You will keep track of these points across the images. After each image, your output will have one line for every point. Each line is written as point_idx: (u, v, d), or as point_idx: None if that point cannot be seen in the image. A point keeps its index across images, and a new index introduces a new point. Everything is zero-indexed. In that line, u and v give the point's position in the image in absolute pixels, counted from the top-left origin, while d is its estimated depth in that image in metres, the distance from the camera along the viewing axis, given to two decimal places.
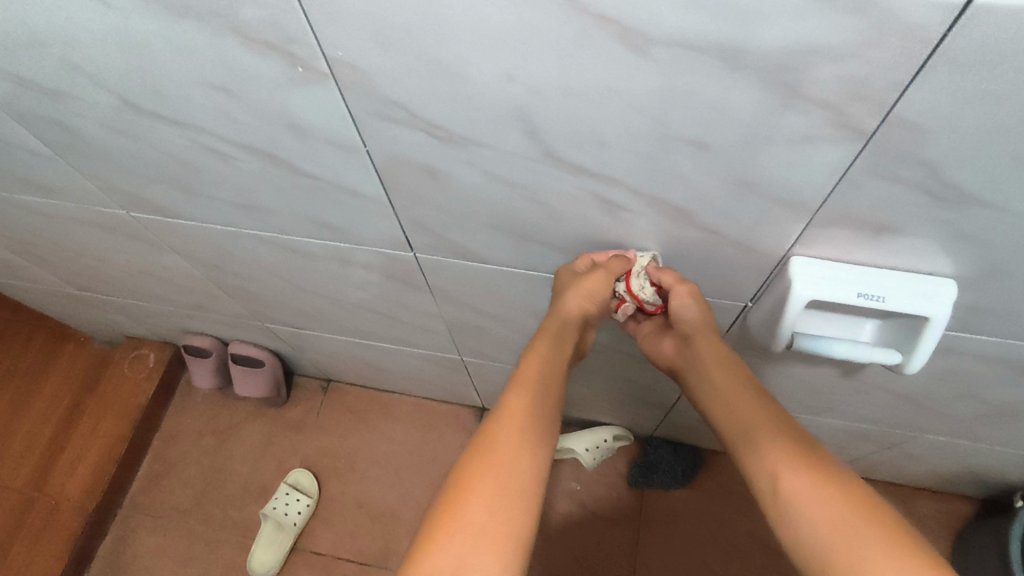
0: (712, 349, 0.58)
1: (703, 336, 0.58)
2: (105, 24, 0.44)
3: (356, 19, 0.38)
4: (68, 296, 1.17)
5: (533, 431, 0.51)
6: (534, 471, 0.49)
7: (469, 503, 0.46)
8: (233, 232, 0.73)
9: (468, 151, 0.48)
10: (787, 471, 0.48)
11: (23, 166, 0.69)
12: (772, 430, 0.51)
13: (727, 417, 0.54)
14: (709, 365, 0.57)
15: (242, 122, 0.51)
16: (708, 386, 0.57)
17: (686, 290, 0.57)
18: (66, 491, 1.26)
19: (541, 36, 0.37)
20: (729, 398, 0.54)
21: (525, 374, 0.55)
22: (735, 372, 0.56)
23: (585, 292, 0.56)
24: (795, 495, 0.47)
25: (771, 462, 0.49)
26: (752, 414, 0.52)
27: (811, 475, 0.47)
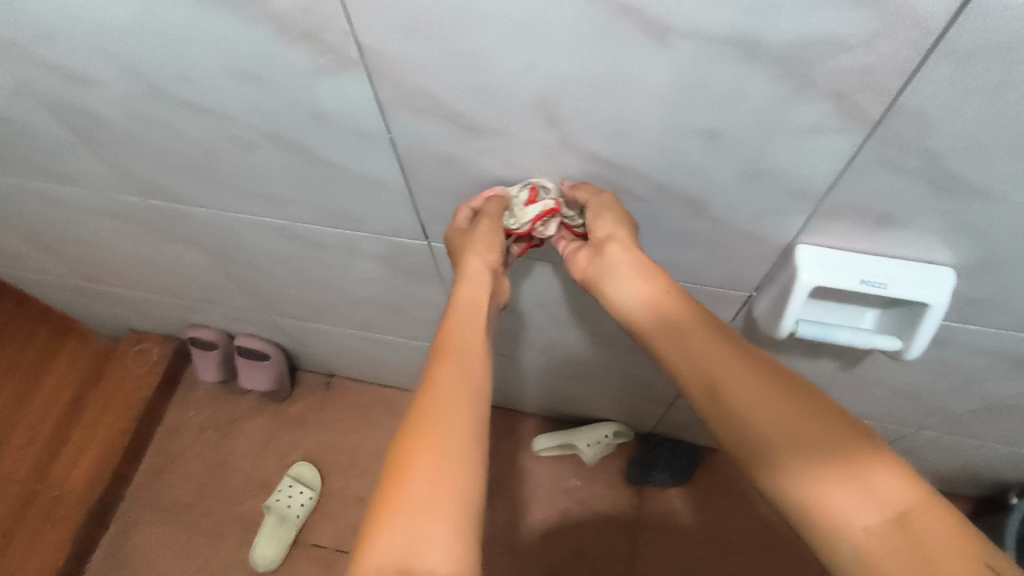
0: (627, 257, 0.51)
1: (619, 242, 0.51)
2: (143, 13, 0.46)
3: (392, 9, 0.40)
4: (76, 289, 1.19)
5: (467, 390, 0.47)
6: (473, 429, 0.45)
7: (411, 477, 0.41)
8: (250, 222, 0.75)
9: (488, 140, 0.50)
10: (725, 380, 0.43)
11: (44, 154, 0.70)
12: (706, 339, 0.45)
13: (656, 327, 0.48)
14: (622, 272, 0.51)
15: (268, 110, 0.53)
16: (628, 295, 0.51)
17: (604, 202, 0.52)
18: (69, 483, 1.27)
19: (569, 25, 0.38)
20: (653, 311, 0.49)
21: (450, 336, 0.51)
22: (657, 283, 0.50)
23: (480, 248, 0.55)
24: (737, 405, 0.42)
25: (706, 373, 0.44)
26: (683, 323, 0.47)
27: (751, 380, 0.42)
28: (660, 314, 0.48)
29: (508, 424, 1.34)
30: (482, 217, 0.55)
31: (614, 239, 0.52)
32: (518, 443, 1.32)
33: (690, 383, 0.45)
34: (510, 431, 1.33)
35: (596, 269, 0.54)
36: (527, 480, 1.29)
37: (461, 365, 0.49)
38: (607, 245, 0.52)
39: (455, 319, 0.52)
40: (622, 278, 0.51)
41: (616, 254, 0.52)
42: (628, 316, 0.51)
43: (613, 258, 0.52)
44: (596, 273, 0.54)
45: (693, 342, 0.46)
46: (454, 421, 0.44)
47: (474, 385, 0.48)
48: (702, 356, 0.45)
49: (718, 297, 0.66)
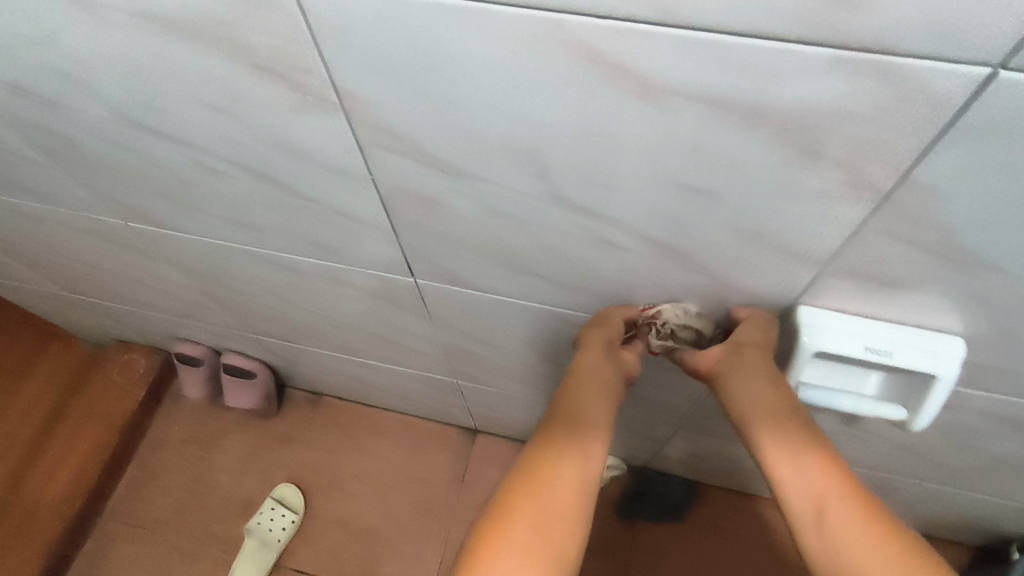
0: (762, 364, 0.50)
1: (760, 348, 0.51)
2: (109, 41, 0.43)
3: (366, 54, 0.37)
4: (61, 298, 1.16)
5: (580, 462, 0.49)
6: (579, 501, 0.47)
7: (513, 527, 0.44)
8: (230, 248, 0.72)
9: (474, 184, 0.47)
10: (836, 511, 0.43)
11: (20, 171, 0.68)
12: (830, 466, 0.45)
13: (769, 438, 0.48)
14: (751, 378, 0.50)
15: (245, 141, 0.50)
16: (745, 398, 0.50)
17: (763, 322, 0.52)
18: (45, 496, 1.23)
19: (557, 80, 0.36)
20: (770, 420, 0.48)
21: (577, 406, 0.52)
22: (784, 398, 0.49)
23: (606, 328, 0.56)
24: (846, 543, 0.42)
25: (823, 498, 0.44)
26: (803, 440, 0.47)
27: (869, 523, 0.43)
28: (779, 425, 0.48)
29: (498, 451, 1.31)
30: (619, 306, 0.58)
31: (753, 343, 0.51)
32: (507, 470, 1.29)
33: (795, 503, 0.45)
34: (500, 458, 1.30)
35: (720, 366, 0.52)
36: None
37: (570, 433, 0.50)
38: (745, 346, 0.51)
39: (572, 386, 0.53)
40: (741, 381, 0.50)
41: (751, 358, 0.50)
42: (742, 419, 0.50)
43: (741, 360, 0.51)
44: (724, 368, 0.52)
45: (820, 454, 0.46)
46: (564, 487, 0.47)
47: (587, 457, 0.49)
48: (821, 482, 0.45)
49: None
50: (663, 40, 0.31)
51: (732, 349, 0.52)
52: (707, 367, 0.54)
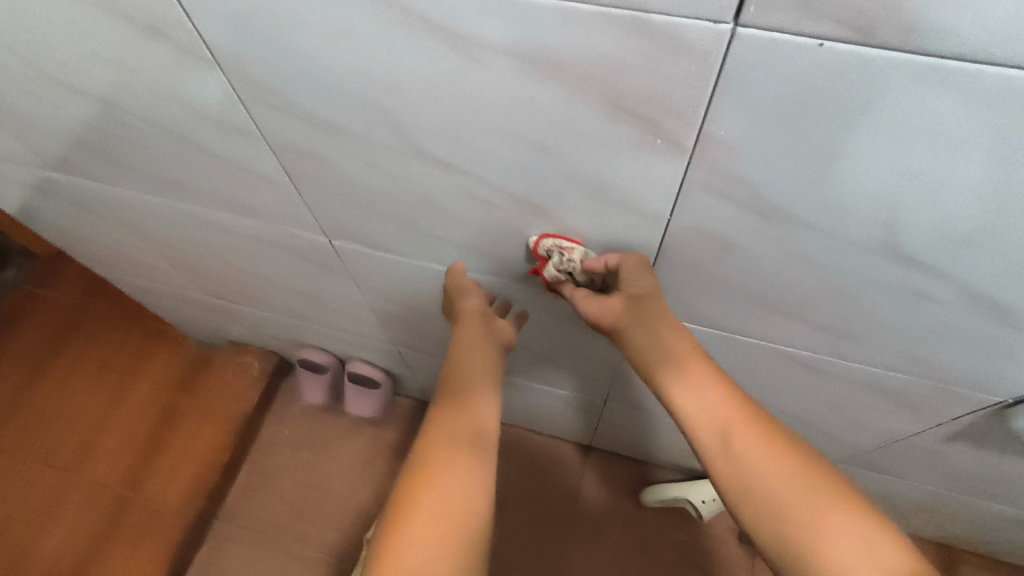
0: (660, 315, 0.53)
1: (657, 299, 0.53)
2: (448, 78, 0.41)
3: (767, 104, 0.35)
4: (195, 301, 1.16)
5: (462, 426, 0.53)
6: (479, 463, 0.50)
7: (416, 497, 0.47)
8: (433, 271, 0.71)
9: (793, 232, 0.45)
10: (737, 432, 0.48)
11: (238, 189, 0.66)
12: (713, 395, 0.50)
13: (670, 380, 0.51)
14: (653, 329, 0.53)
15: (541, 179, 0.48)
16: (652, 353, 0.53)
17: (641, 265, 0.53)
18: (167, 496, 1.25)
19: (996, 140, 0.33)
20: (671, 365, 0.52)
21: (461, 371, 0.57)
22: (677, 347, 0.52)
23: (473, 316, 0.62)
24: (747, 457, 0.47)
25: (728, 438, 0.48)
26: (695, 375, 0.51)
27: (770, 449, 0.47)
28: (676, 367, 0.51)
29: (612, 468, 1.30)
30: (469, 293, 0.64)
31: (648, 292, 0.53)
32: (618, 488, 1.28)
33: (698, 431, 0.49)
34: (613, 476, 1.30)
35: (619, 317, 0.55)
36: (631, 530, 1.25)
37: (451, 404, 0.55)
38: (644, 300, 0.53)
39: (464, 356, 0.59)
40: (641, 331, 0.53)
41: (649, 311, 0.53)
42: (643, 364, 0.53)
43: (645, 312, 0.53)
44: (625, 319, 0.54)
45: (713, 404, 0.49)
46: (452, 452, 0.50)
47: (478, 417, 0.54)
48: (711, 412, 0.49)
49: (957, 396, 0.61)
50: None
51: (631, 303, 0.53)
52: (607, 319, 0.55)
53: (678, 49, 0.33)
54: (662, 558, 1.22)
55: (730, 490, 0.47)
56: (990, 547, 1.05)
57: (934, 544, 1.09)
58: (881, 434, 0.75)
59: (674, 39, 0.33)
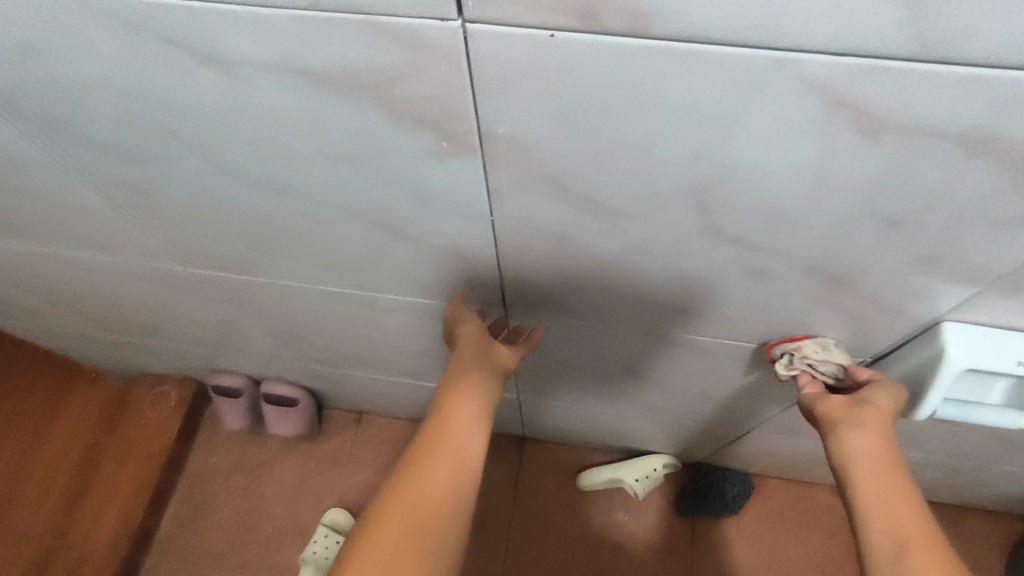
0: (881, 425, 0.49)
1: (884, 414, 0.50)
2: (220, 97, 0.38)
3: (533, 100, 0.34)
4: (94, 338, 1.11)
5: (457, 458, 0.50)
6: (460, 494, 0.48)
7: (387, 520, 0.45)
8: (305, 289, 0.69)
9: (618, 222, 0.44)
10: (919, 551, 0.41)
11: (78, 225, 0.63)
12: (909, 513, 0.44)
13: (864, 487, 0.46)
14: (865, 435, 0.48)
15: (362, 191, 0.46)
16: (854, 452, 0.48)
17: (888, 386, 0.53)
18: (92, 541, 1.20)
19: (766, 120, 0.32)
20: (868, 474, 0.46)
21: (453, 395, 0.54)
22: (887, 453, 0.48)
23: (470, 343, 0.59)
24: (921, 573, 0.40)
25: (902, 540, 0.42)
26: (892, 491, 0.45)
27: (941, 565, 0.41)
28: (875, 476, 0.46)
29: (551, 456, 1.30)
30: (471, 318, 0.61)
31: (877, 406, 0.51)
32: (559, 475, 1.28)
33: (877, 543, 0.43)
34: (553, 464, 1.29)
35: (832, 414, 0.51)
36: (573, 514, 1.25)
37: (450, 432, 0.51)
38: (868, 404, 0.51)
39: (459, 376, 0.56)
40: (853, 433, 0.49)
41: (870, 416, 0.50)
42: (841, 470, 0.48)
43: (864, 415, 0.50)
44: (841, 417, 0.50)
45: (887, 500, 0.44)
46: (439, 484, 0.48)
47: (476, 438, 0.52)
48: (896, 521, 0.43)
49: None
50: (914, 75, 0.28)
51: (855, 402, 0.51)
52: (820, 412, 0.52)
53: (423, 50, 0.32)
54: (607, 538, 1.23)
55: None
56: (912, 489, 1.07)
57: None
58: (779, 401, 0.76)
59: (412, 40, 0.31)
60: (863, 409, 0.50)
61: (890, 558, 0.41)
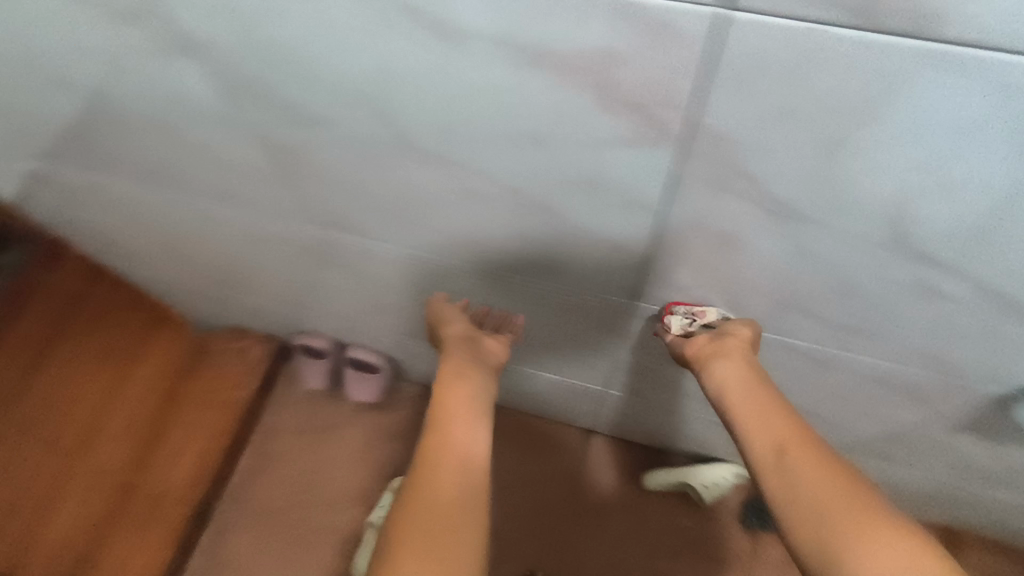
0: (743, 352, 0.56)
1: (750, 342, 0.56)
2: (432, 68, 0.39)
3: (764, 97, 0.34)
4: (194, 288, 1.16)
5: (463, 466, 0.53)
6: (475, 502, 0.51)
7: (407, 538, 0.48)
8: (428, 262, 0.70)
9: (795, 227, 0.44)
10: (797, 454, 0.48)
11: (226, 179, 0.65)
12: (783, 430, 0.50)
13: (737, 407, 0.53)
14: (726, 361, 0.55)
15: (535, 173, 0.46)
16: (726, 381, 0.55)
17: (750, 324, 0.58)
18: (172, 480, 1.25)
19: (1003, 136, 0.32)
20: (743, 401, 0.53)
21: (445, 399, 0.58)
22: (756, 377, 0.54)
23: (456, 330, 0.67)
24: (808, 486, 0.46)
25: (781, 455, 0.48)
26: (764, 410, 0.52)
27: (824, 475, 0.46)
28: (743, 397, 0.53)
29: (615, 453, 1.30)
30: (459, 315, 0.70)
31: (738, 335, 0.56)
32: (620, 472, 1.28)
33: (760, 462, 0.49)
34: (616, 460, 1.29)
35: (698, 351, 0.57)
36: (631, 513, 1.25)
37: (445, 433, 0.55)
38: (728, 336, 0.57)
39: (450, 379, 0.60)
40: (724, 365, 0.55)
41: (729, 343, 0.56)
42: (716, 397, 0.55)
43: (726, 346, 0.56)
44: (708, 352, 0.56)
45: (761, 422, 0.51)
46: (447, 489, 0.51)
47: (478, 441, 0.56)
48: (775, 442, 0.49)
49: (963, 388, 0.59)
50: None
51: (714, 336, 0.57)
52: (691, 351, 0.58)
53: (672, 38, 0.31)
54: (663, 541, 1.23)
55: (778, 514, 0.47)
56: (994, 529, 1.04)
57: (938, 529, 1.09)
58: (884, 424, 0.74)
59: (666, 28, 0.31)
60: (726, 340, 0.56)
61: (779, 480, 0.47)
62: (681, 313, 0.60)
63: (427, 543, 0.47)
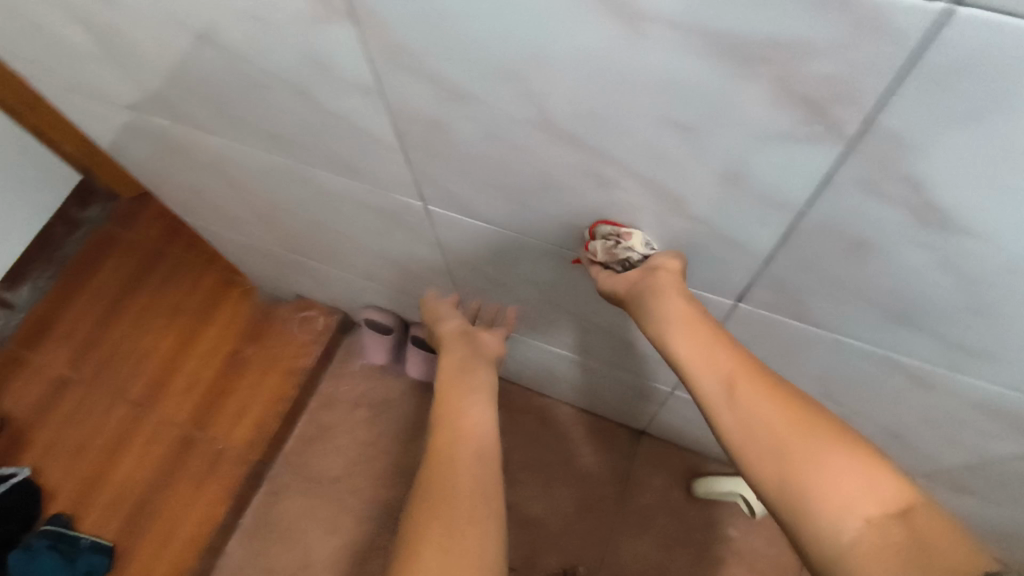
0: (677, 285, 0.55)
1: (677, 275, 0.56)
2: (600, 47, 0.39)
3: (959, 100, 0.32)
4: (273, 254, 1.19)
5: (475, 460, 0.54)
6: (489, 493, 0.51)
7: (426, 533, 0.47)
8: (527, 246, 0.70)
9: (947, 240, 0.42)
10: (743, 384, 0.48)
11: (344, 148, 0.66)
12: (720, 356, 0.50)
13: (681, 346, 0.52)
14: (667, 297, 0.55)
15: (676, 162, 0.46)
16: (665, 315, 0.54)
17: (676, 260, 0.57)
18: (231, 439, 1.29)
19: None
20: (683, 335, 0.52)
21: (452, 396, 0.61)
22: (692, 308, 0.54)
23: (451, 327, 0.73)
24: (753, 410, 0.47)
25: (726, 381, 0.49)
26: (703, 340, 0.52)
27: (767, 397, 0.47)
28: (686, 333, 0.52)
29: (667, 457, 1.29)
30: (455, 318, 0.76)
31: (666, 269, 0.56)
32: (671, 477, 1.27)
33: (706, 393, 0.49)
34: (668, 464, 1.28)
35: (636, 288, 0.57)
36: (680, 519, 1.24)
37: (453, 428, 0.57)
38: (658, 270, 0.56)
39: (455, 376, 0.64)
40: (661, 300, 0.54)
41: (662, 279, 0.55)
42: (660, 336, 0.54)
43: (661, 282, 0.55)
44: (646, 289, 0.56)
45: (699, 351, 0.51)
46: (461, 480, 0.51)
47: (484, 428, 0.58)
48: (716, 369, 0.50)
49: None
50: None
51: (647, 272, 0.57)
52: (630, 289, 0.57)
53: (873, 32, 0.31)
54: (712, 551, 1.21)
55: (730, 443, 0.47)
56: None
57: None
58: (977, 454, 0.72)
59: (870, 22, 0.30)
60: (657, 275, 0.56)
61: (726, 409, 0.48)
62: (607, 233, 0.58)
63: (447, 536, 0.47)
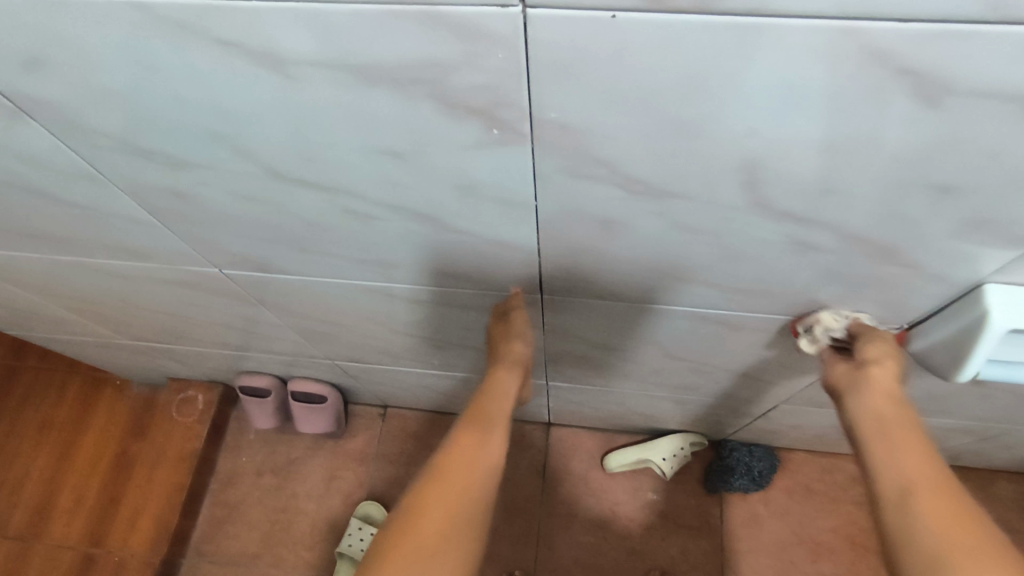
0: (884, 381, 0.55)
1: (886, 371, 0.55)
2: (273, 95, 0.38)
3: (591, 86, 0.34)
4: (122, 347, 1.12)
5: (486, 481, 0.54)
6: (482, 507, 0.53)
7: (426, 522, 0.50)
8: (341, 286, 0.70)
9: (665, 204, 0.45)
10: (924, 492, 0.47)
11: (118, 234, 0.64)
12: (913, 457, 0.49)
13: (873, 437, 0.52)
14: (870, 391, 0.55)
15: (408, 185, 0.46)
16: (862, 411, 0.54)
17: (890, 348, 0.56)
18: (130, 545, 1.21)
19: (824, 93, 0.33)
20: (875, 430, 0.52)
21: (486, 412, 0.59)
22: (897, 409, 0.53)
23: (519, 337, 0.64)
24: (925, 509, 0.46)
25: (906, 481, 0.48)
26: (902, 438, 0.51)
27: (950, 509, 0.45)
28: (880, 428, 0.52)
29: (578, 441, 1.31)
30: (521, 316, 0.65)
31: (878, 362, 0.56)
32: (586, 459, 1.29)
33: (883, 488, 0.49)
34: (580, 448, 1.30)
35: (845, 377, 0.58)
36: (602, 496, 1.26)
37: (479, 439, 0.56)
38: (869, 364, 0.56)
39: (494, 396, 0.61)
40: (861, 397, 0.55)
41: (875, 376, 0.55)
42: (855, 424, 0.54)
43: (867, 376, 0.56)
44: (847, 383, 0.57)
45: (886, 447, 0.51)
46: (470, 493, 0.53)
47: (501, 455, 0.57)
48: (901, 467, 0.49)
49: None
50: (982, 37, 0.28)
51: (856, 366, 0.57)
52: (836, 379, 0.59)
53: (478, 38, 0.32)
54: (637, 518, 1.24)
55: (891, 535, 0.46)
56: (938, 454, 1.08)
57: None
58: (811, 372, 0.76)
59: (471, 28, 0.31)
60: (864, 371, 0.56)
61: (898, 505, 0.47)
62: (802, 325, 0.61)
63: (443, 538, 0.49)
